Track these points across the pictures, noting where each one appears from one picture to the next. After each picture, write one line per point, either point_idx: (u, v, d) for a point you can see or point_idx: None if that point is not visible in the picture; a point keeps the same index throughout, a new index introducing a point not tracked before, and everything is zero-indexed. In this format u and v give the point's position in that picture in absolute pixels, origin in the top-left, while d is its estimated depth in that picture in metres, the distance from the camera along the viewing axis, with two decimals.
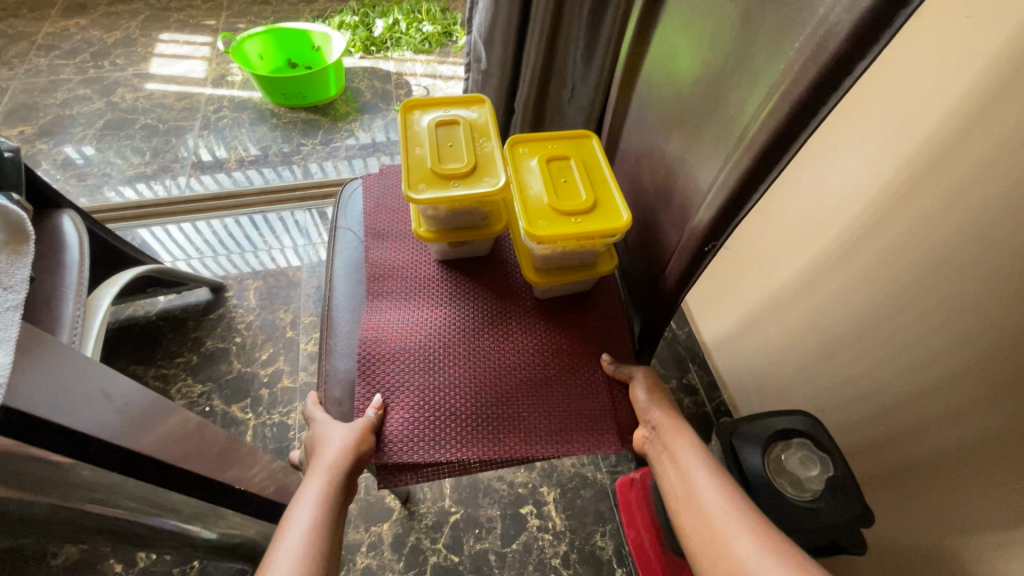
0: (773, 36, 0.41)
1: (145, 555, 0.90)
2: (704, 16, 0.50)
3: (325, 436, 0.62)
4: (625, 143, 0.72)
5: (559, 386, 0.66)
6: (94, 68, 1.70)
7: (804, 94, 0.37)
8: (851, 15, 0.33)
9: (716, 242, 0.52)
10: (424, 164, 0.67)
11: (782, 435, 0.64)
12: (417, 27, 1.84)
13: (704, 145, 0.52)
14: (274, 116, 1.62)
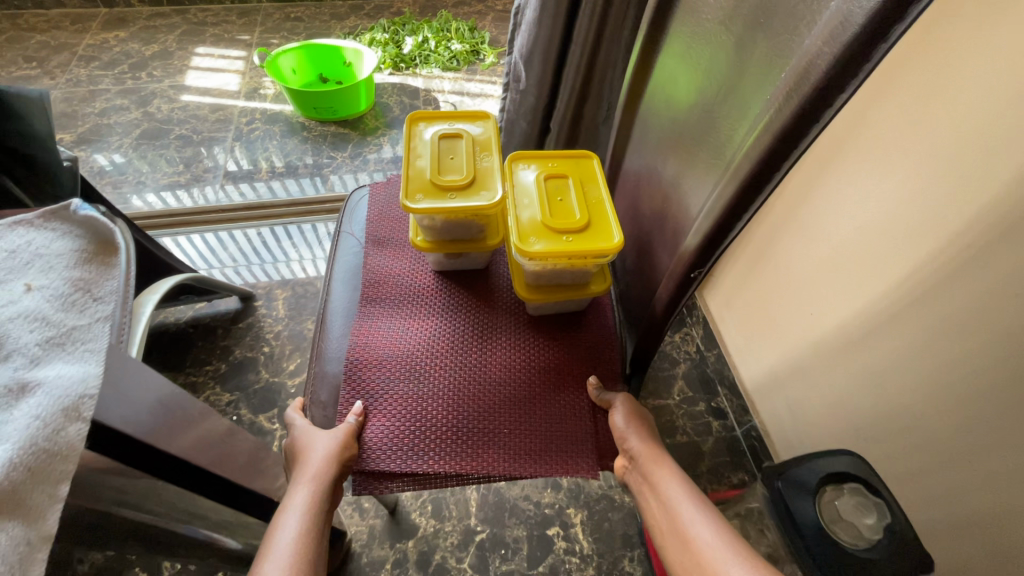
0: (777, 62, 0.40)
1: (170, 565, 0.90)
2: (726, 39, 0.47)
3: (305, 448, 0.60)
4: (626, 166, 0.71)
5: (541, 406, 0.65)
6: (133, 79, 1.75)
7: (785, 125, 0.37)
8: (831, 49, 0.32)
9: (702, 268, 0.51)
10: (423, 176, 0.68)
11: (832, 478, 0.56)
12: (446, 45, 1.87)
13: (699, 168, 0.52)
14: (304, 129, 1.64)
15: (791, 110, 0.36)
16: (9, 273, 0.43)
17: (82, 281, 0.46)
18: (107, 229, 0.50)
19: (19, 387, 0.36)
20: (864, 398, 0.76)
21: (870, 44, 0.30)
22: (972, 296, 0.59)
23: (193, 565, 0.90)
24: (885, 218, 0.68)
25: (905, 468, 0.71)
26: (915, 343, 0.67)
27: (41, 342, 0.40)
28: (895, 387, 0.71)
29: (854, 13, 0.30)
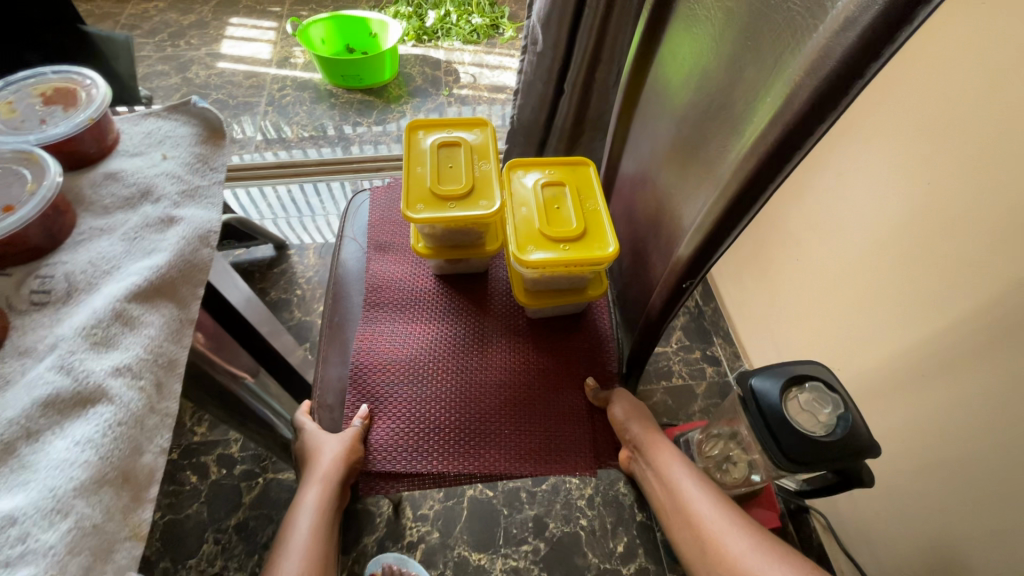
0: (761, 84, 0.39)
1: (217, 469, 1.02)
2: (710, 32, 0.46)
3: (319, 444, 0.62)
4: (622, 171, 0.70)
5: (541, 408, 0.66)
6: (173, 47, 1.85)
7: (770, 149, 0.37)
8: (812, 79, 0.32)
9: (694, 279, 0.51)
10: (423, 184, 0.67)
11: (795, 379, 0.64)
12: (467, 18, 1.94)
13: (689, 183, 0.50)
14: (331, 96, 1.74)
15: (775, 136, 0.36)
16: (141, 147, 0.40)
17: (205, 154, 0.42)
18: (222, 118, 0.44)
19: (164, 222, 0.37)
20: (848, 343, 0.83)
21: (847, 80, 0.30)
22: (955, 255, 0.64)
23: (238, 469, 1.03)
24: (889, 178, 0.73)
25: (876, 403, 0.79)
26: (895, 289, 0.73)
27: (177, 193, 0.38)
28: (877, 330, 0.77)
29: (833, 47, 0.30)
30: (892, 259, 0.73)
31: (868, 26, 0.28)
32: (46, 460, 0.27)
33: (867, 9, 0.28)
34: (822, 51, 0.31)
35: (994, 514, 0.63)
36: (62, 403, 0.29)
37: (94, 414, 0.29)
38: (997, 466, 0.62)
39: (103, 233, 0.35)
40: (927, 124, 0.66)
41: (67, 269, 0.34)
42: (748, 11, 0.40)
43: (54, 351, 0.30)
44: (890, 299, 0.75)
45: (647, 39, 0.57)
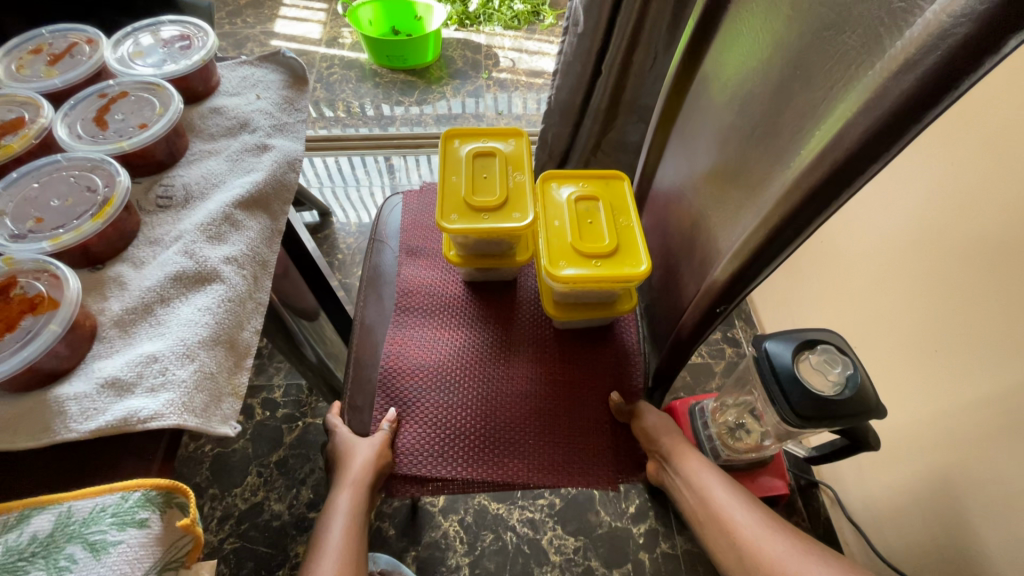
0: (806, 115, 0.36)
1: (262, 411, 1.10)
2: (751, 41, 0.45)
3: (355, 446, 0.58)
4: (658, 182, 0.67)
5: (569, 419, 0.62)
6: (229, 24, 1.94)
7: (812, 189, 0.34)
8: (866, 118, 0.29)
9: (728, 305, 0.48)
10: (456, 193, 0.62)
11: (806, 343, 0.68)
12: (509, 4, 1.98)
13: (728, 209, 0.48)
14: (376, 76, 1.81)
15: (816, 177, 0.33)
16: (239, 88, 0.47)
17: (289, 99, 0.48)
18: (304, 66, 0.50)
19: (260, 148, 0.43)
20: (870, 335, 0.84)
21: (902, 124, 0.28)
22: (1001, 280, 0.62)
23: (280, 412, 1.11)
24: (938, 189, 0.71)
25: (893, 396, 0.80)
26: (922, 289, 0.74)
27: (269, 127, 0.45)
28: (898, 324, 0.78)
29: (889, 90, 0.28)
30: (930, 269, 0.72)
31: (928, 71, 0.26)
32: (177, 318, 0.34)
33: (930, 53, 0.26)
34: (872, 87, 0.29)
35: (996, 508, 0.64)
36: (187, 280, 0.35)
37: (211, 290, 0.36)
38: (1007, 473, 0.63)
39: (210, 154, 0.42)
40: (989, 144, 0.63)
41: (184, 180, 0.40)
42: (795, 33, 0.38)
43: (179, 241, 0.37)
44: (917, 299, 0.75)
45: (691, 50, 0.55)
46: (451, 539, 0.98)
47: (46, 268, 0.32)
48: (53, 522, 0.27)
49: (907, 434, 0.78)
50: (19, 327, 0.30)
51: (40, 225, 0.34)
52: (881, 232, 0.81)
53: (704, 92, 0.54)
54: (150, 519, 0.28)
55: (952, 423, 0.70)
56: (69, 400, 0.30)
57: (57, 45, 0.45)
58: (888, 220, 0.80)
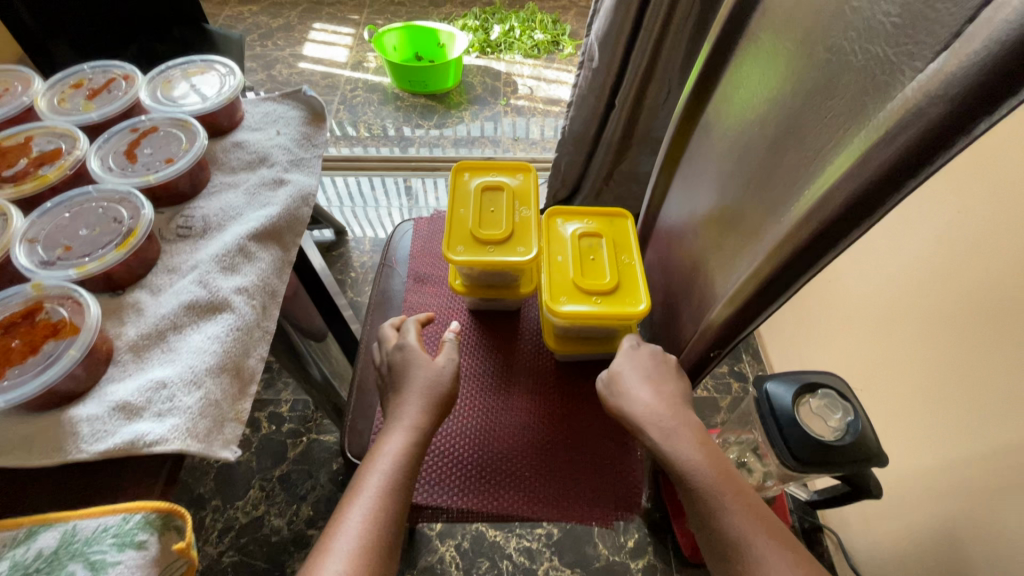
0: (798, 172, 0.37)
1: (268, 424, 1.12)
2: (752, 93, 0.46)
3: (419, 372, 0.58)
4: (663, 219, 0.68)
5: (564, 453, 0.62)
6: (261, 47, 2.01)
7: (800, 244, 0.35)
8: (851, 183, 0.30)
9: (722, 349, 0.49)
10: (464, 225, 0.64)
11: (808, 386, 0.68)
12: (529, 34, 2.03)
13: (726, 253, 0.49)
14: (398, 99, 1.86)
15: (805, 235, 0.34)
16: (261, 124, 0.50)
17: (307, 134, 0.51)
18: (323, 103, 0.53)
19: (276, 182, 0.46)
20: (876, 379, 0.83)
21: (883, 191, 0.29)
22: (1008, 333, 0.61)
23: (286, 426, 1.12)
24: (947, 237, 0.70)
25: (898, 443, 0.78)
26: (929, 336, 0.73)
27: (286, 162, 0.47)
28: (904, 370, 0.77)
29: (869, 158, 0.29)
30: (938, 316, 0.72)
31: (908, 143, 0.27)
32: (187, 346, 0.36)
33: (908, 127, 0.27)
34: (854, 152, 0.30)
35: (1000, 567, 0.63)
36: (199, 309, 0.37)
37: (221, 319, 0.37)
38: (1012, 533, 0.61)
39: (229, 187, 0.45)
40: (998, 194, 0.63)
41: (204, 212, 0.43)
42: (792, 88, 0.40)
43: (194, 270, 0.39)
44: (924, 345, 0.74)
45: (696, 94, 0.56)
46: (447, 564, 0.98)
47: (70, 295, 0.34)
48: (58, 539, 0.29)
49: (911, 483, 0.76)
50: (41, 351, 0.32)
51: (68, 252, 0.36)
52: (888, 275, 0.81)
53: (707, 137, 0.56)
54: (147, 541, 0.29)
55: (957, 477, 0.69)
56: (81, 421, 0.32)
57: (97, 79, 0.48)
58: (896, 264, 0.79)
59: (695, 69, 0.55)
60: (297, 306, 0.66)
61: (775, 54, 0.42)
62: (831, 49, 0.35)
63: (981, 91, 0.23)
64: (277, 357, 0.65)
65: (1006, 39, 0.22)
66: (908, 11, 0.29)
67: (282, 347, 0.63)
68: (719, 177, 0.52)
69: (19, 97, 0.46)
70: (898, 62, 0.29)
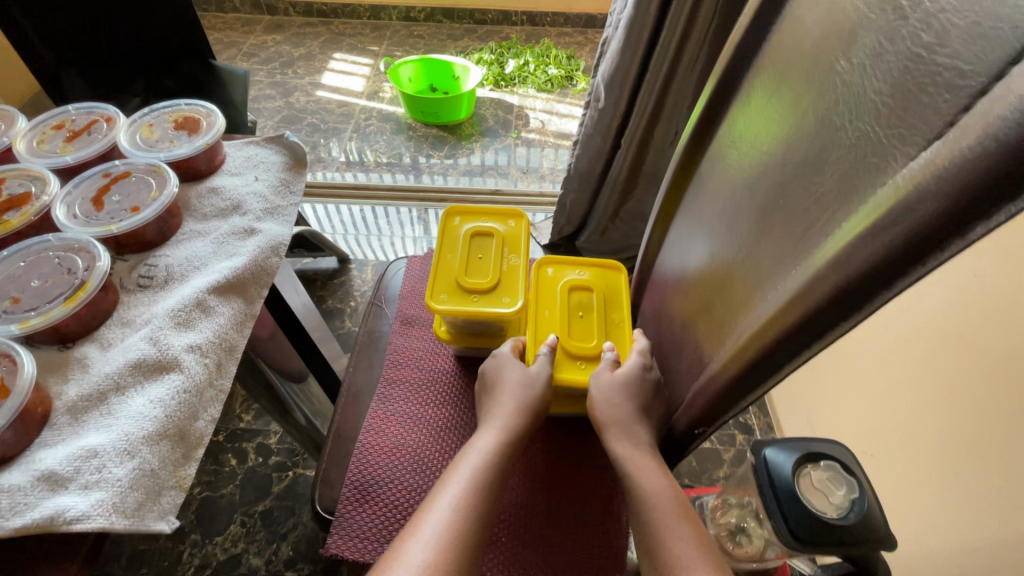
0: (786, 248, 0.35)
1: (255, 456, 1.10)
2: (743, 155, 0.44)
3: (522, 377, 0.57)
4: (658, 271, 0.66)
5: (544, 519, 0.57)
6: (281, 74, 2.07)
7: (784, 331, 0.32)
8: (836, 274, 0.28)
9: (706, 426, 0.46)
10: (450, 272, 0.63)
11: (809, 456, 0.63)
12: (544, 69, 2.06)
13: (715, 320, 0.46)
14: (410, 129, 1.88)
15: (788, 321, 0.31)
16: (240, 168, 0.49)
17: (285, 180, 0.50)
18: (306, 149, 0.52)
19: (246, 232, 0.44)
20: (884, 446, 0.78)
21: (871, 286, 0.26)
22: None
23: (272, 459, 1.10)
24: (960, 300, 0.67)
25: (907, 519, 0.73)
26: (940, 404, 0.68)
27: (261, 210, 0.46)
28: (914, 439, 0.72)
29: (856, 250, 0.26)
30: (950, 385, 0.67)
31: (897, 239, 0.24)
32: (127, 410, 0.34)
33: (896, 222, 0.24)
34: (841, 239, 0.28)
35: None
36: (146, 368, 0.36)
37: (168, 380, 0.36)
38: None
39: (199, 235, 0.44)
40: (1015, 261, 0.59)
41: (168, 262, 0.42)
42: (782, 157, 0.37)
43: (148, 325, 0.38)
44: (934, 413, 0.69)
45: (691, 149, 0.54)
46: None
47: (8, 353, 0.33)
48: None
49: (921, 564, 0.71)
50: None
51: (16, 305, 0.36)
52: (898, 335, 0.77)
53: (701, 194, 0.53)
54: None
55: None
56: (2, 492, 0.30)
57: (79, 121, 0.48)
58: (906, 324, 0.75)
59: (690, 124, 0.53)
60: (276, 347, 0.64)
61: (767, 118, 0.40)
62: (821, 121, 0.33)
63: (975, 193, 0.21)
64: (254, 399, 0.64)
65: (1002, 140, 0.20)
66: (899, 92, 0.27)
67: (257, 390, 0.61)
68: (711, 238, 0.49)
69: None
70: (889, 146, 0.27)
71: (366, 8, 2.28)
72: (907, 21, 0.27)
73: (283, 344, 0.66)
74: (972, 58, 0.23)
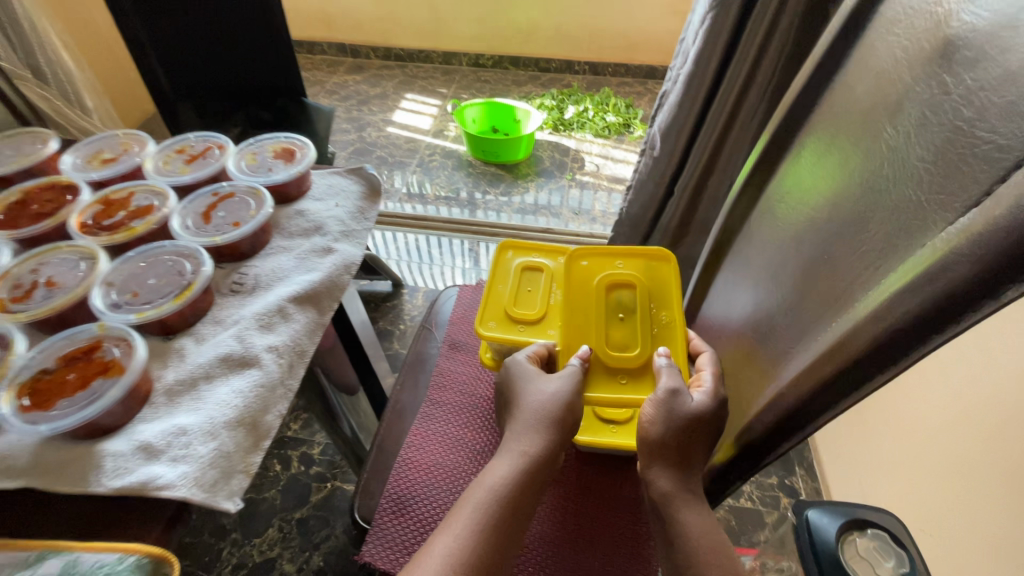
0: (830, 299, 0.36)
1: (298, 465, 1.15)
2: (793, 208, 0.45)
3: (537, 397, 0.54)
4: (703, 316, 0.67)
5: (572, 551, 0.57)
6: (357, 111, 2.24)
7: (822, 379, 0.33)
8: (875, 327, 0.29)
9: (743, 472, 0.46)
10: (500, 301, 0.67)
11: (856, 522, 0.61)
12: (602, 116, 2.13)
13: (756, 368, 0.46)
14: (470, 166, 1.98)
15: (827, 370, 0.32)
16: (324, 195, 0.55)
17: (361, 208, 0.56)
18: (381, 181, 0.58)
19: (325, 251, 0.50)
20: (941, 525, 0.73)
21: (909, 341, 0.27)
22: None
23: (313, 469, 1.14)
24: None
25: None
26: (1005, 484, 0.64)
27: (339, 233, 0.52)
28: (974, 519, 0.67)
29: (895, 304, 0.27)
30: (1016, 463, 0.63)
31: (934, 297, 0.25)
32: (213, 396, 0.39)
33: (933, 281, 0.25)
34: (883, 294, 0.29)
35: None
36: (232, 361, 0.41)
37: (248, 374, 0.40)
38: None
39: (284, 250, 0.50)
40: None
41: (257, 272, 0.47)
42: (830, 212, 0.39)
43: (236, 325, 0.43)
44: (998, 494, 0.64)
45: (743, 200, 0.56)
46: None
47: (124, 338, 0.39)
48: (59, 568, 0.31)
49: None
50: (89, 387, 0.36)
51: (134, 298, 0.42)
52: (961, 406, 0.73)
53: (749, 244, 0.55)
54: None
55: None
56: (108, 455, 0.35)
57: (196, 146, 0.56)
58: (969, 394, 0.72)
59: (742, 177, 0.55)
60: (333, 359, 0.69)
61: (816, 175, 0.42)
62: (867, 183, 0.35)
63: (1009, 258, 0.22)
64: (309, 406, 0.68)
65: None
66: (941, 160, 0.28)
67: (313, 397, 0.66)
68: (757, 287, 0.50)
69: (132, 158, 0.55)
70: (931, 209, 0.28)
71: (439, 54, 2.45)
72: (950, 96, 0.29)
73: (340, 357, 0.71)
74: (1009, 134, 0.24)
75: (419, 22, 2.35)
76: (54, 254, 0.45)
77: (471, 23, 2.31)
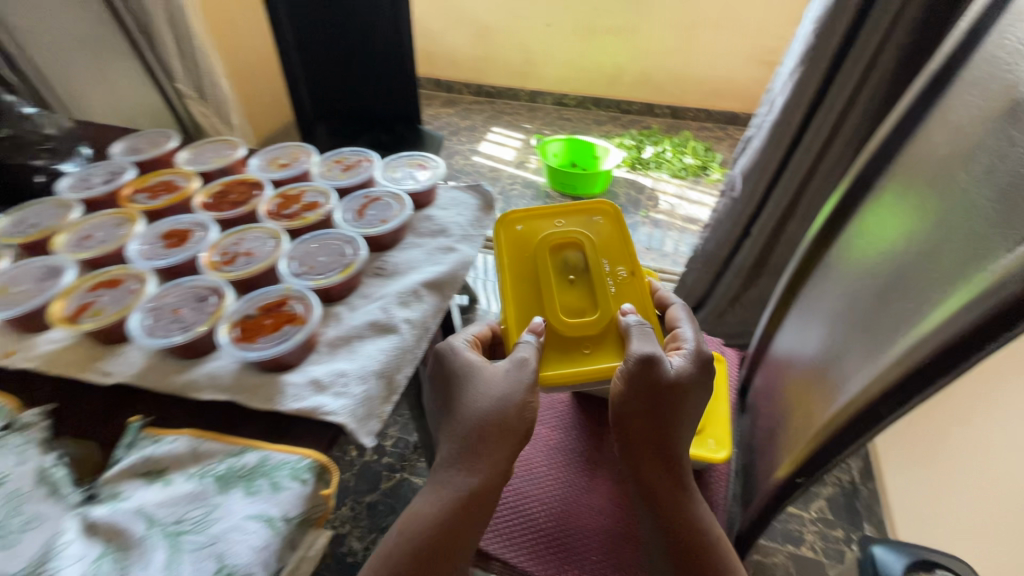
0: (901, 318, 0.40)
1: (372, 453, 1.25)
2: (871, 242, 0.50)
3: (493, 397, 0.54)
4: (777, 343, 0.70)
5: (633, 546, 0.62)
6: (448, 140, 2.44)
7: (889, 383, 0.37)
8: (940, 335, 0.33)
9: (809, 477, 0.49)
10: None
11: (923, 562, 0.61)
12: (680, 158, 2.19)
13: (827, 384, 0.50)
14: (548, 197, 2.10)
15: (894, 375, 0.37)
16: (448, 204, 0.66)
17: (477, 217, 0.65)
18: (496, 197, 0.68)
19: (449, 249, 0.60)
20: None
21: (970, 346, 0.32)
22: None
23: (385, 459, 1.24)
24: None
25: None
26: None
27: (460, 237, 0.62)
28: None
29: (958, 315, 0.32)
30: None
31: (992, 307, 0.30)
32: (365, 351, 0.49)
33: (992, 295, 0.30)
34: (949, 307, 0.33)
35: None
36: (378, 326, 0.51)
37: (390, 337, 0.50)
38: None
39: (417, 246, 0.60)
40: None
41: (396, 261, 0.58)
42: (905, 245, 0.43)
43: (381, 300, 0.53)
44: None
45: (822, 236, 0.61)
46: None
47: (304, 297, 0.50)
48: (258, 459, 0.41)
49: None
50: (282, 330, 0.47)
51: (309, 270, 0.53)
52: None
53: (826, 275, 0.59)
54: (309, 480, 0.40)
55: None
56: (292, 384, 0.45)
57: (350, 158, 0.69)
58: None
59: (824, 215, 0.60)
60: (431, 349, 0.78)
61: (894, 213, 0.47)
62: (941, 218, 0.39)
63: None
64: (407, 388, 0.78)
65: None
66: (1007, 199, 0.33)
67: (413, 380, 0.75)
68: (832, 314, 0.54)
69: (302, 165, 0.68)
70: (995, 239, 0.33)
71: (525, 93, 2.61)
72: (1017, 147, 0.34)
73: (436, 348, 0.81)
74: None
75: (510, 64, 2.53)
76: (248, 233, 0.57)
77: (558, 67, 2.46)
